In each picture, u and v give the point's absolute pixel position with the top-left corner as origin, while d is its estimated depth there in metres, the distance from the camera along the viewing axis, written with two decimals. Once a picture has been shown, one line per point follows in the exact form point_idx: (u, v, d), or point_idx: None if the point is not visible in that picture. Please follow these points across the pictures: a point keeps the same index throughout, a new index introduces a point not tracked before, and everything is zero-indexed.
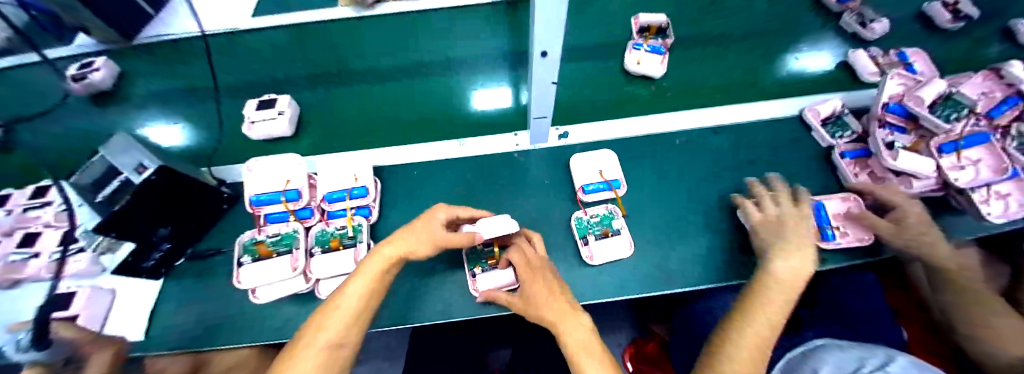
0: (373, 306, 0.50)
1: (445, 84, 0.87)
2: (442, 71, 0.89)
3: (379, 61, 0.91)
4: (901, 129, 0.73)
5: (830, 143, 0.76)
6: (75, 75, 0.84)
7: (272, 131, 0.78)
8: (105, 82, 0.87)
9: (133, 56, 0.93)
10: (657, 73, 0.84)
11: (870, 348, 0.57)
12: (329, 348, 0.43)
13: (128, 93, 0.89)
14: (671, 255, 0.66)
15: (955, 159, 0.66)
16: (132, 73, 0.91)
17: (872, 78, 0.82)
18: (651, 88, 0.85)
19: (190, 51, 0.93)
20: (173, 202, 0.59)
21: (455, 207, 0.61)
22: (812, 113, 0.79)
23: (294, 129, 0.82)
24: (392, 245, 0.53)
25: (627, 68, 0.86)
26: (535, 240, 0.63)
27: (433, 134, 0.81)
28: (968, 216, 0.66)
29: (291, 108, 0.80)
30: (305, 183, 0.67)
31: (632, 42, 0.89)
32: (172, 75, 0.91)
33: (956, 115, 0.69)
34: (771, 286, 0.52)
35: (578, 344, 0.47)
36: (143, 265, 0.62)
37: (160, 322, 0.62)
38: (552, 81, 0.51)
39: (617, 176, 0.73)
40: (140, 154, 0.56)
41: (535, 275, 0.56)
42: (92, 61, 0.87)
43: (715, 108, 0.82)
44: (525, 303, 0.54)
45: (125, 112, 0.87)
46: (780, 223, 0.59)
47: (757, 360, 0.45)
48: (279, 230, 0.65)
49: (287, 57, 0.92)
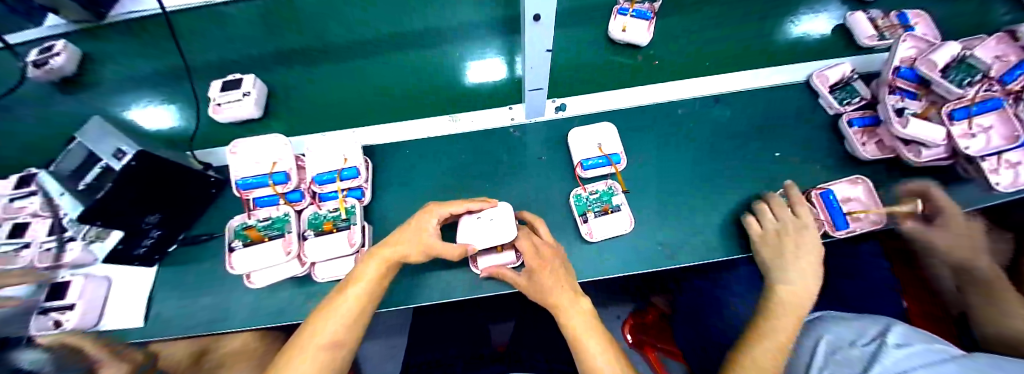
0: (371, 308, 0.53)
1: (434, 57, 0.83)
2: (428, 41, 0.84)
3: (359, 32, 0.86)
4: (911, 95, 0.69)
5: (837, 110, 0.73)
6: (34, 61, 0.80)
7: (240, 112, 0.75)
8: (66, 68, 0.82)
9: (94, 37, 0.87)
10: (642, 41, 0.79)
11: (876, 320, 0.59)
12: (329, 346, 0.47)
13: (94, 78, 0.85)
14: (670, 232, 0.65)
15: (967, 126, 0.62)
16: (97, 55, 0.86)
17: (869, 42, 0.77)
18: (637, 58, 0.81)
19: (155, 28, 0.87)
20: (157, 188, 0.57)
21: (447, 204, 0.59)
22: (819, 79, 0.75)
23: (261, 111, 0.79)
24: (388, 246, 0.55)
25: (612, 36, 0.81)
26: (534, 222, 0.61)
27: (423, 110, 0.78)
28: (976, 184, 0.64)
29: (257, 88, 0.76)
30: (293, 165, 0.65)
31: (618, 7, 0.83)
32: (139, 56, 0.86)
33: (970, 80, 0.65)
34: (776, 300, 0.53)
35: (579, 327, 0.52)
36: (133, 252, 0.60)
37: (158, 309, 0.63)
38: (547, 48, 0.47)
39: (616, 150, 0.70)
40: (118, 140, 0.53)
41: (546, 267, 0.56)
42: (52, 45, 0.82)
43: (712, 76, 0.78)
44: (532, 290, 0.56)
45: (94, 97, 0.83)
46: (783, 239, 0.56)
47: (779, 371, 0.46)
48: (269, 214, 0.63)
49: (259, 33, 0.86)
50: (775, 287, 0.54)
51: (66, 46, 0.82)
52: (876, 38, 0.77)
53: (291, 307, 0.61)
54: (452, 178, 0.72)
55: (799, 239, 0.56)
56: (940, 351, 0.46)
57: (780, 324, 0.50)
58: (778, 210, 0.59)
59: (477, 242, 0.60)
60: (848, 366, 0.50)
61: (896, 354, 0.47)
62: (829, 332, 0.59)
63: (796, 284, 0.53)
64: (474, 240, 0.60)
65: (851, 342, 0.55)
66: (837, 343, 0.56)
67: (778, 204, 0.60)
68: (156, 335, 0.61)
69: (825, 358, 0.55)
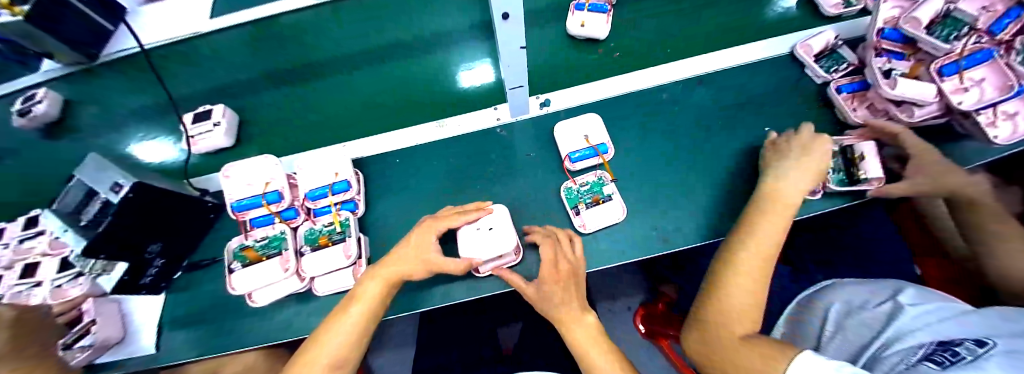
0: (377, 322, 0.54)
1: (431, 60, 0.83)
2: (423, 47, 0.84)
3: (336, 48, 0.87)
4: (899, 56, 0.69)
5: (825, 79, 0.72)
6: (20, 110, 0.83)
7: (211, 143, 0.77)
8: (51, 113, 0.85)
9: (77, 80, 0.89)
10: (602, 34, 0.79)
11: (886, 284, 0.60)
12: (335, 364, 0.49)
13: (77, 121, 0.87)
14: (665, 217, 0.65)
15: (958, 81, 0.60)
16: (78, 99, 0.88)
17: (834, 11, 0.77)
18: (598, 52, 0.81)
19: (140, 66, 0.89)
20: (156, 217, 0.58)
21: (447, 217, 0.59)
22: (804, 49, 0.74)
23: (234, 140, 0.81)
24: (387, 267, 0.55)
25: (571, 33, 0.81)
26: (545, 245, 0.59)
27: (424, 115, 0.79)
28: (974, 141, 0.63)
29: (226, 118, 0.78)
30: (285, 184, 0.66)
31: (575, 2, 0.83)
32: (125, 93, 0.88)
33: (956, 34, 0.63)
34: (782, 181, 0.53)
35: (583, 340, 0.56)
36: (140, 282, 0.63)
37: (167, 336, 0.65)
38: (521, 45, 0.47)
39: (603, 140, 0.70)
40: (116, 172, 0.55)
41: (562, 284, 0.57)
42: (34, 93, 0.85)
43: (686, 60, 0.78)
44: (537, 297, 0.57)
45: (81, 138, 0.86)
46: (803, 154, 0.55)
47: (767, 259, 0.48)
48: (266, 233, 0.65)
49: (242, 58, 0.88)
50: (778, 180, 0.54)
51: (47, 92, 0.84)
52: (841, 6, 0.78)
53: (297, 323, 0.62)
54: (441, 182, 0.73)
55: (812, 159, 0.54)
56: (951, 307, 0.47)
57: (772, 212, 0.51)
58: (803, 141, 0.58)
59: (479, 253, 0.60)
60: (862, 330, 0.51)
61: (911, 313, 0.48)
62: (837, 297, 0.61)
63: (796, 181, 0.53)
64: (475, 252, 0.60)
65: (860, 305, 0.56)
66: (847, 308, 0.57)
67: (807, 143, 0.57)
68: (166, 361, 0.62)
69: (836, 324, 0.56)
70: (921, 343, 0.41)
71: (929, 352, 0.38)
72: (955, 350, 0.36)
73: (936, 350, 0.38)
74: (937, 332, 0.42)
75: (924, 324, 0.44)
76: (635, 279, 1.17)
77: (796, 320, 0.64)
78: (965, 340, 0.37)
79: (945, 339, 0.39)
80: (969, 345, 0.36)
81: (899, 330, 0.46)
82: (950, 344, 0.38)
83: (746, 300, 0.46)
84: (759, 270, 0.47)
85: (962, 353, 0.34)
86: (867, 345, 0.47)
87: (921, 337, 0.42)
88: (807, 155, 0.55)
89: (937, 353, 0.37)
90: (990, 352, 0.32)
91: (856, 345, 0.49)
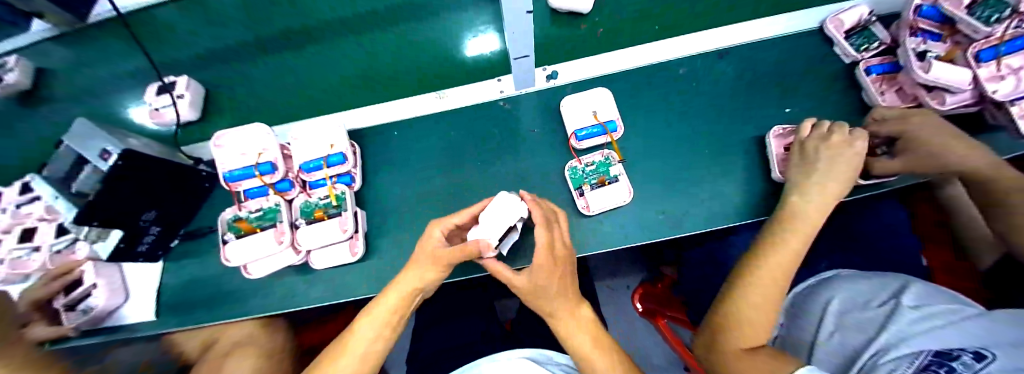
0: (402, 315, 0.53)
1: (430, 30, 0.72)
2: (422, 11, 0.70)
3: (309, 12, 0.74)
4: (934, 37, 0.62)
5: (854, 58, 0.66)
6: None
7: (176, 116, 0.75)
8: (23, 82, 0.82)
9: (50, 47, 0.84)
10: (585, 8, 0.65)
11: (892, 277, 0.58)
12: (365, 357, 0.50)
13: (57, 90, 0.85)
14: (671, 201, 0.62)
15: (995, 68, 0.54)
16: (53, 67, 0.85)
17: None
18: (583, 27, 0.69)
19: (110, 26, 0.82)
20: (149, 185, 0.56)
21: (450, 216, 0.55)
22: (835, 24, 0.68)
23: (198, 113, 0.79)
24: (407, 279, 0.52)
25: (552, 5, 0.66)
26: (539, 226, 0.51)
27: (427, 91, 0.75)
28: (1005, 132, 0.58)
29: (190, 90, 0.75)
30: (278, 155, 0.64)
31: None
32: (100, 61, 0.84)
33: (999, 16, 0.54)
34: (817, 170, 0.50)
35: (586, 345, 0.52)
36: (137, 250, 0.62)
37: (169, 303, 0.66)
38: (526, 9, 0.42)
39: (612, 117, 0.67)
40: (105, 139, 0.52)
41: (556, 273, 0.52)
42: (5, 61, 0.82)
43: (708, 32, 0.70)
44: (532, 289, 0.52)
45: (67, 110, 0.85)
46: (830, 141, 0.51)
47: (795, 260, 0.48)
48: (260, 205, 0.64)
49: (216, 22, 0.77)
50: (817, 177, 0.50)
51: (17, 60, 0.81)
52: None
53: (294, 295, 0.62)
54: (437, 159, 0.71)
55: (846, 156, 0.50)
56: (958, 311, 0.45)
57: (815, 210, 0.49)
58: (834, 127, 0.53)
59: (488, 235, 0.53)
60: (864, 327, 0.49)
61: (914, 313, 0.46)
62: (842, 291, 0.59)
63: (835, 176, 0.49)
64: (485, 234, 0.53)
65: (864, 303, 0.54)
66: (848, 305, 0.55)
67: (847, 130, 0.52)
68: (172, 326, 0.64)
69: (837, 318, 0.54)
70: (916, 351, 0.39)
71: (924, 364, 0.36)
72: (950, 365, 0.34)
73: (931, 363, 0.36)
74: (938, 339, 0.40)
75: (926, 328, 0.42)
76: (636, 260, 1.16)
77: (795, 315, 0.63)
78: (962, 352, 0.35)
79: (943, 349, 0.37)
80: (966, 358, 0.34)
81: (899, 332, 0.43)
82: (946, 356, 0.36)
83: (764, 300, 0.46)
84: (787, 267, 0.47)
85: (958, 369, 0.33)
86: (865, 347, 0.46)
87: (919, 341, 0.40)
88: (832, 137, 0.51)
89: (931, 367, 0.35)
90: (987, 371, 0.31)
91: (852, 344, 0.48)
